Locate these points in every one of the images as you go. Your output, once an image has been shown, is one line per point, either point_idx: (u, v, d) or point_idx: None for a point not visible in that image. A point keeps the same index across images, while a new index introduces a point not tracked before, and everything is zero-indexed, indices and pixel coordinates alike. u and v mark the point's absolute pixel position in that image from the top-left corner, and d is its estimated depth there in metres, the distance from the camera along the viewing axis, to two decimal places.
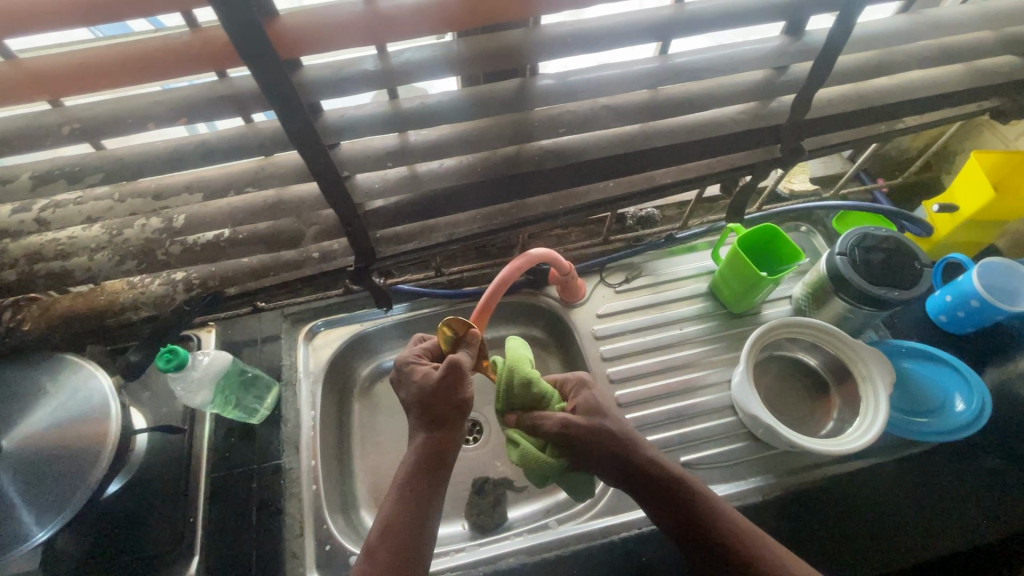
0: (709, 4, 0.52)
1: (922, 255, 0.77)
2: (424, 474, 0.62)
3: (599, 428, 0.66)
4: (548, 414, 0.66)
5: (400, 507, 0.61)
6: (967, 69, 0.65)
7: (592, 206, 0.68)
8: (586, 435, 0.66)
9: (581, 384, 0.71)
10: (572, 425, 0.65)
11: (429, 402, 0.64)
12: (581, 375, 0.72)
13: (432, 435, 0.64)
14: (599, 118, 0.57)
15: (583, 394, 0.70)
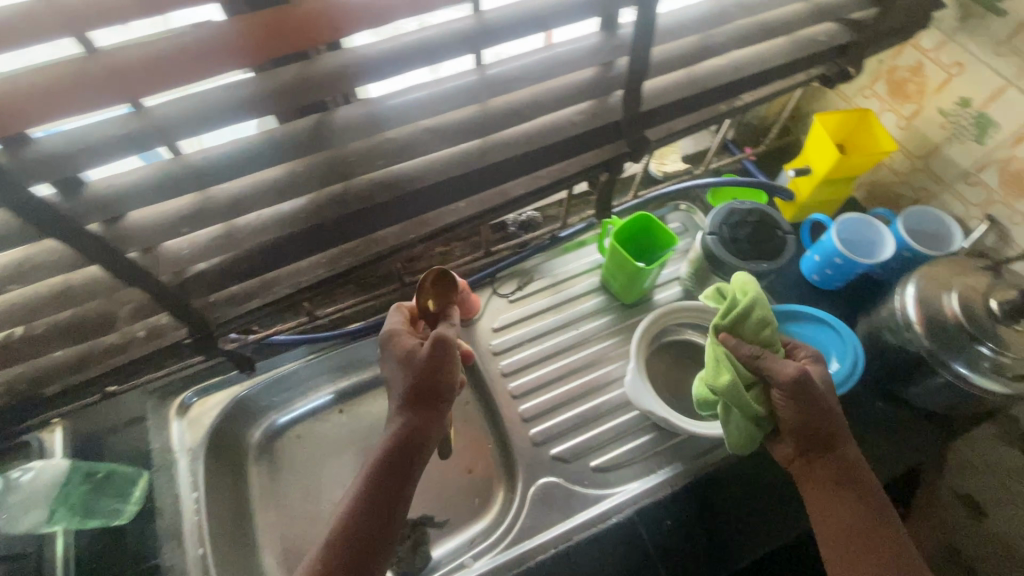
0: (509, 10, 0.48)
1: (784, 222, 0.80)
2: (382, 474, 0.62)
3: (836, 400, 0.67)
4: (782, 362, 0.64)
5: (389, 476, 0.62)
6: (790, 41, 0.66)
7: (446, 230, 0.64)
8: (826, 407, 0.65)
9: (817, 359, 0.70)
10: (806, 389, 0.63)
11: (419, 375, 0.64)
12: (818, 351, 0.70)
13: (421, 407, 0.65)
14: (422, 143, 0.53)
15: (817, 366, 0.68)
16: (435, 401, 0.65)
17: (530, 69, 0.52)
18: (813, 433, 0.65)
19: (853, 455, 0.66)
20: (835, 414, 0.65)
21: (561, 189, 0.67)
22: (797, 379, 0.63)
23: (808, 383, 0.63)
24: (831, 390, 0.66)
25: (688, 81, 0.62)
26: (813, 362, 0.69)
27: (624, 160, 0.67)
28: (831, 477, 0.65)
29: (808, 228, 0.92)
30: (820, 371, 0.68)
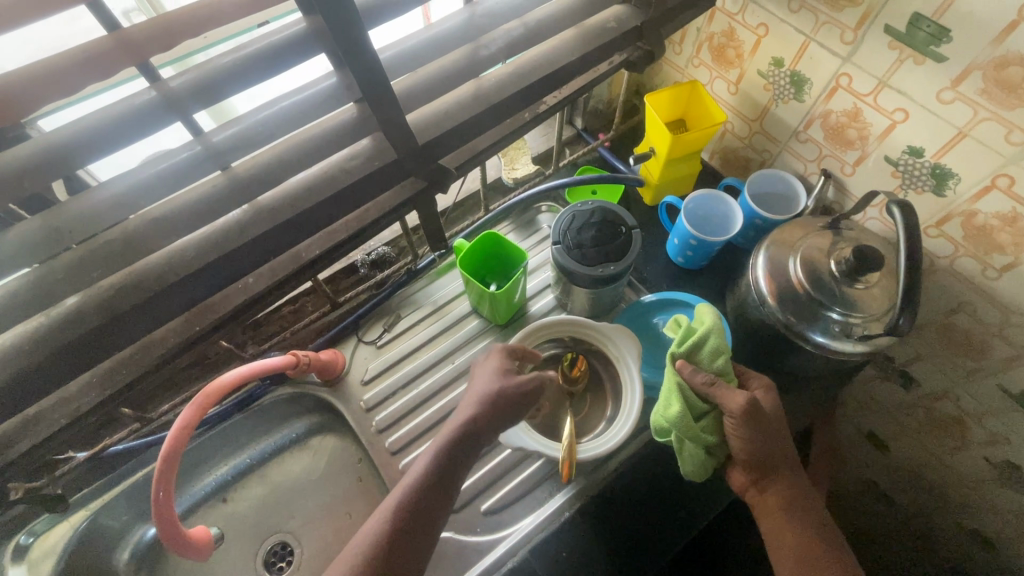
0: (199, 72, 0.41)
1: (628, 216, 0.76)
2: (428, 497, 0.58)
3: (782, 427, 0.67)
4: (731, 392, 0.63)
5: (427, 494, 0.58)
6: (578, 33, 0.62)
7: (238, 312, 0.57)
8: (775, 435, 0.65)
9: (767, 387, 0.69)
10: (755, 417, 0.63)
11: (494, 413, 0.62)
12: (768, 380, 0.70)
13: (457, 452, 0.60)
14: (151, 236, 0.45)
15: (766, 394, 0.68)
16: (506, 419, 0.62)
17: (246, 136, 0.45)
18: (761, 462, 0.65)
19: (798, 478, 0.68)
20: (782, 441, 0.66)
21: (370, 236, 0.61)
22: (748, 408, 0.62)
23: (760, 408, 0.63)
24: (775, 419, 0.66)
25: (470, 98, 0.57)
26: (765, 391, 0.69)
27: (430, 192, 0.61)
28: (782, 504, 0.66)
29: (666, 209, 0.89)
30: (773, 399, 0.68)
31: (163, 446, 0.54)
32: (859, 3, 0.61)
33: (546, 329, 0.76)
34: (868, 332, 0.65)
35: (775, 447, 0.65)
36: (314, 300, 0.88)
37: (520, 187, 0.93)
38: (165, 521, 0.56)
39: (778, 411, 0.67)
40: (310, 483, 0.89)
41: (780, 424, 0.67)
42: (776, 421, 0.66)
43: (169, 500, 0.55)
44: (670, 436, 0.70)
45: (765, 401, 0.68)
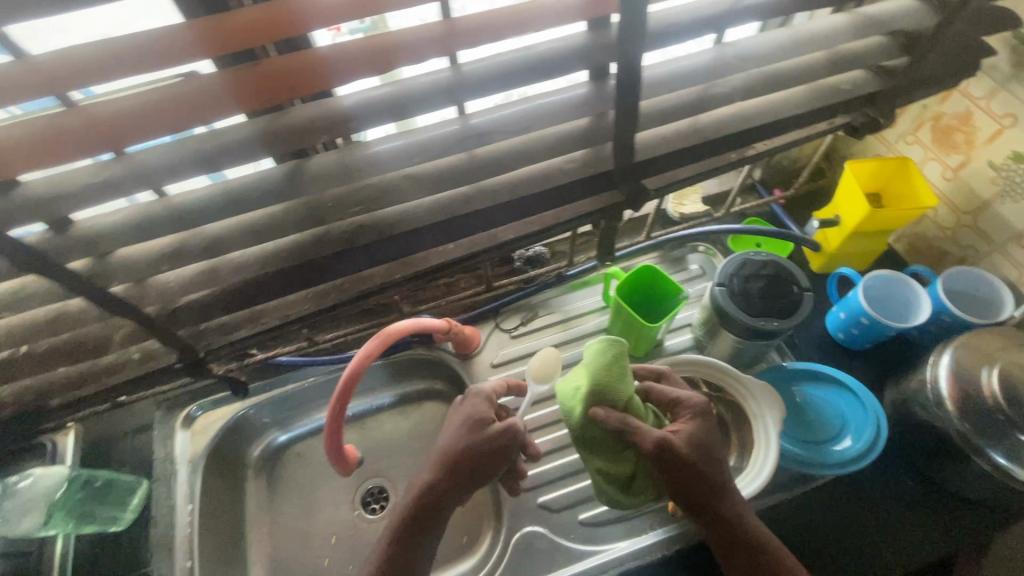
0: (490, 63, 0.48)
1: (802, 277, 0.74)
2: (418, 521, 0.62)
3: (715, 456, 0.61)
4: (643, 430, 0.59)
5: (427, 505, 0.62)
6: (811, 89, 0.62)
7: (433, 271, 0.64)
8: (700, 474, 0.60)
9: (698, 413, 0.63)
10: (675, 457, 0.59)
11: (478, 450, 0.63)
12: (701, 406, 0.63)
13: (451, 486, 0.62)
14: (403, 189, 0.53)
15: (697, 424, 0.62)
16: (489, 464, 0.63)
17: (505, 123, 0.52)
18: (701, 489, 0.60)
19: (742, 519, 0.62)
20: (714, 475, 0.61)
21: (557, 234, 0.65)
22: (656, 451, 0.58)
23: (690, 442, 0.60)
24: (692, 457, 0.60)
25: (691, 131, 0.59)
26: (689, 417, 0.63)
27: (622, 208, 0.65)
28: (722, 537, 0.62)
29: (836, 281, 0.85)
30: (702, 425, 0.62)
31: (346, 369, 0.63)
32: None
33: (684, 367, 0.77)
34: None
35: (704, 478, 0.60)
36: (467, 279, 0.94)
37: (685, 222, 0.93)
38: (332, 436, 0.65)
39: (709, 440, 0.61)
40: (416, 442, 0.97)
41: (721, 464, 0.62)
42: (712, 454, 0.61)
43: (339, 418, 0.64)
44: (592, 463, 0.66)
45: (685, 432, 0.61)
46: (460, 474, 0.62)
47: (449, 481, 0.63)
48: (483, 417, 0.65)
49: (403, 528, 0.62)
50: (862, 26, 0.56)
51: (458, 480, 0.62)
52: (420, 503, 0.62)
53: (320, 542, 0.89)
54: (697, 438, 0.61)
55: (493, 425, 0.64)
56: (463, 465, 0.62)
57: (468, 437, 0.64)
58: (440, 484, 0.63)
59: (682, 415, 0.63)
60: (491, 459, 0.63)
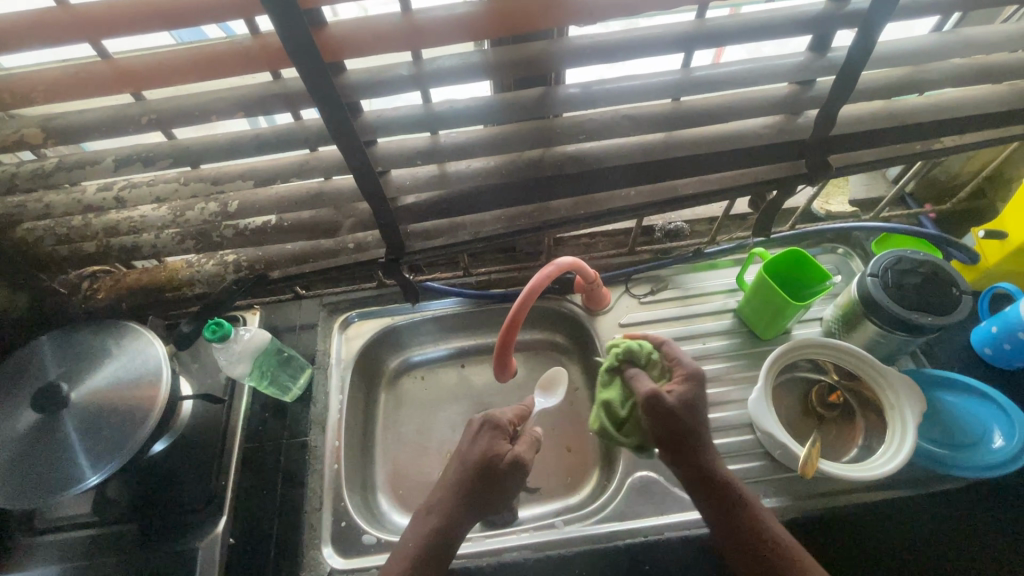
0: (729, 19, 0.54)
1: (961, 280, 0.75)
2: (447, 530, 0.67)
3: (701, 415, 0.66)
4: (642, 381, 0.67)
5: (451, 525, 0.68)
6: (1011, 89, 0.64)
7: (612, 212, 0.71)
8: (683, 421, 0.65)
9: (688, 374, 0.68)
10: (660, 405, 0.64)
11: (492, 472, 0.70)
12: (694, 369, 0.68)
13: (472, 509, 0.69)
14: (619, 126, 0.61)
15: (687, 385, 0.67)
16: (503, 485, 0.70)
17: (720, 79, 0.58)
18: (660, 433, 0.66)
19: (729, 480, 0.65)
20: (694, 431, 0.65)
21: (731, 197, 0.70)
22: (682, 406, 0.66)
23: (678, 397, 0.66)
24: (681, 411, 0.65)
25: (884, 113, 0.63)
26: (681, 380, 0.68)
27: (798, 180, 0.69)
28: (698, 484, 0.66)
29: (989, 295, 0.84)
30: (691, 388, 0.67)
31: (530, 282, 0.70)
32: None
33: (819, 349, 0.79)
34: None
35: (697, 423, 0.66)
36: (605, 242, 1.01)
37: (830, 220, 0.95)
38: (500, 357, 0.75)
39: (698, 402, 0.66)
40: (530, 387, 1.02)
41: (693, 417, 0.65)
42: (697, 411, 0.66)
43: (513, 327, 0.72)
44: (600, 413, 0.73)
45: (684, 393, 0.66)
46: (480, 492, 0.69)
47: (466, 507, 0.68)
48: (497, 450, 0.71)
49: (434, 540, 0.67)
50: None
51: (481, 503, 0.69)
52: (447, 525, 0.68)
53: (435, 456, 0.95)
54: (685, 396, 0.66)
55: (506, 454, 0.71)
56: (484, 486, 0.69)
57: (488, 461, 0.70)
58: (468, 509, 0.68)
59: (681, 376, 0.68)
60: (506, 481, 0.70)
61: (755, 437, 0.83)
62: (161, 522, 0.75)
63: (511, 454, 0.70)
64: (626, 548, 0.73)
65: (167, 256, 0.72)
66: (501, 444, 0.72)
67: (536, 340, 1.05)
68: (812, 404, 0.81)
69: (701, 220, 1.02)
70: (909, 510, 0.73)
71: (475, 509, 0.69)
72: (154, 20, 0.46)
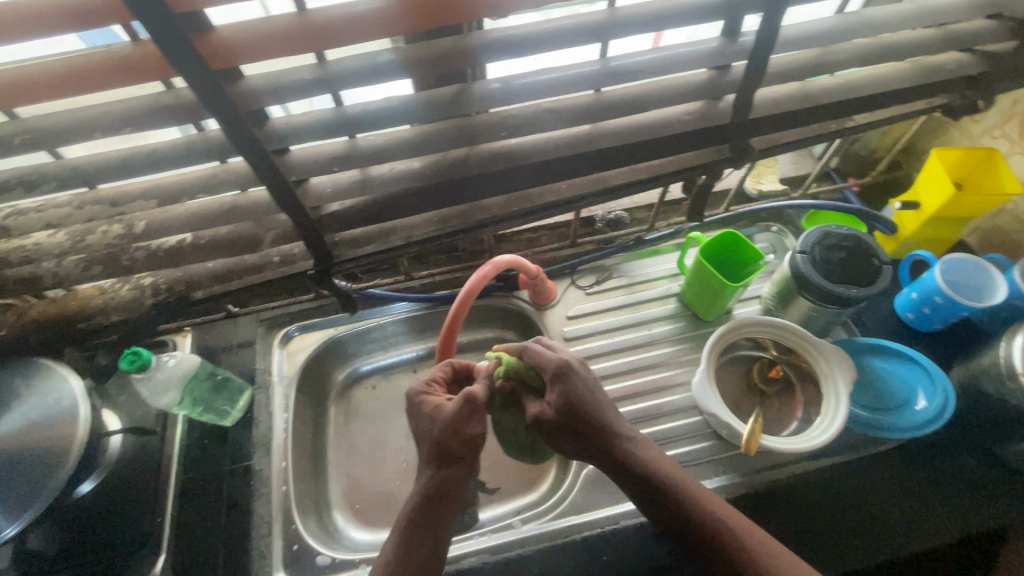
0: (639, 7, 0.54)
1: (883, 252, 0.78)
2: (431, 507, 0.63)
3: (595, 407, 0.64)
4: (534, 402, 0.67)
5: (437, 489, 0.64)
6: (916, 65, 0.66)
7: (544, 207, 0.70)
8: (587, 430, 0.63)
9: (554, 375, 0.65)
10: (557, 421, 0.64)
11: (450, 426, 0.64)
12: (557, 363, 0.65)
13: (445, 473, 0.64)
14: (541, 120, 0.59)
15: (557, 388, 0.64)
16: (471, 429, 0.64)
17: (636, 67, 0.57)
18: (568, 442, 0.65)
19: (654, 473, 0.61)
20: (600, 430, 0.63)
21: (660, 185, 0.71)
22: (560, 409, 0.64)
23: (556, 407, 0.64)
24: (564, 421, 0.64)
25: (799, 95, 0.65)
26: (553, 382, 0.65)
27: (724, 165, 0.70)
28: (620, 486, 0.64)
29: (909, 264, 0.88)
30: (560, 390, 0.64)
31: (466, 284, 0.69)
32: None
33: (757, 327, 0.81)
34: None
35: (600, 427, 0.63)
36: (548, 236, 1.00)
37: (762, 199, 0.98)
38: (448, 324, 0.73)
39: (572, 401, 0.63)
40: None
41: (579, 417, 0.63)
42: (586, 413, 0.63)
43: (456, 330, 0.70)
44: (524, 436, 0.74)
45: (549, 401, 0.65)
46: (446, 445, 0.63)
47: (443, 464, 0.64)
48: (437, 403, 0.66)
49: (424, 491, 0.63)
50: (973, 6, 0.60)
51: (449, 437, 0.63)
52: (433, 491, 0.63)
53: (391, 466, 0.93)
54: (562, 402, 0.64)
55: (451, 403, 0.65)
56: (448, 438, 0.63)
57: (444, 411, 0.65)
58: (441, 471, 0.64)
59: (552, 376, 0.65)
60: (470, 425, 0.64)
61: (703, 418, 0.85)
62: (93, 568, 0.71)
63: (451, 403, 0.65)
64: (584, 541, 0.73)
65: (72, 285, 0.67)
66: (438, 399, 0.67)
67: (487, 338, 1.04)
68: (754, 380, 0.83)
69: (640, 207, 1.02)
70: (848, 474, 0.76)
71: (443, 447, 0.63)
72: (11, 30, 0.42)
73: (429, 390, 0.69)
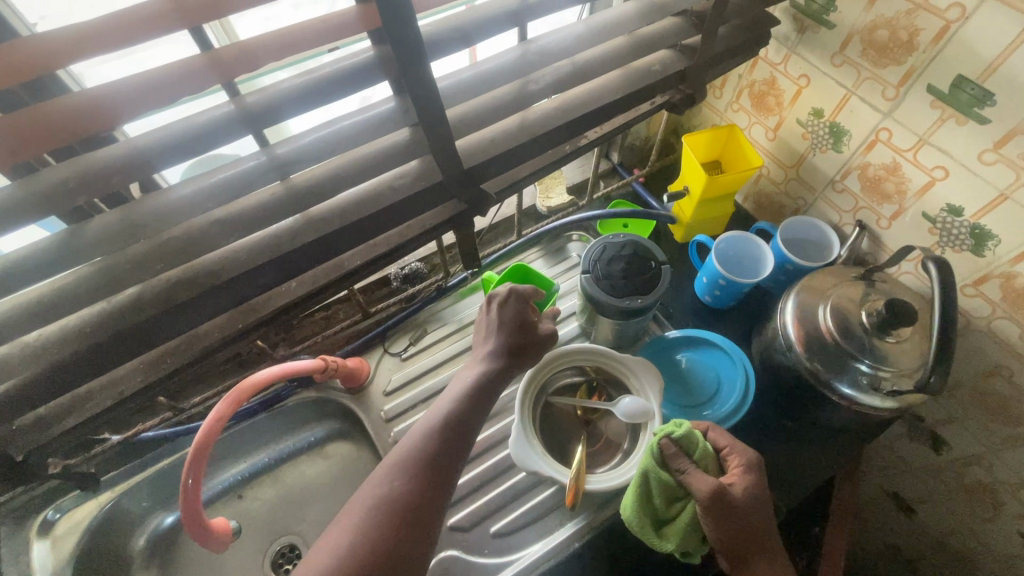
0: (272, 89, 0.45)
1: (659, 251, 0.78)
2: (461, 420, 0.61)
3: (764, 505, 0.59)
4: (699, 478, 0.57)
5: (471, 408, 0.62)
6: (624, 74, 0.65)
7: (281, 313, 0.60)
8: (743, 521, 0.57)
9: (748, 466, 0.60)
10: (729, 508, 0.56)
11: (526, 342, 0.68)
12: (751, 456, 0.61)
13: (496, 372, 0.65)
14: (212, 236, 0.49)
15: (747, 476, 0.59)
16: (530, 356, 0.69)
17: (308, 150, 0.49)
18: (732, 537, 0.57)
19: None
20: (760, 526, 0.58)
21: (409, 252, 0.63)
22: (747, 498, 0.57)
23: (743, 494, 0.58)
24: (747, 509, 0.57)
25: (518, 128, 0.60)
26: (743, 470, 0.59)
27: (468, 214, 0.64)
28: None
29: (696, 247, 0.90)
30: (751, 480, 0.59)
31: (196, 437, 0.56)
32: (903, 61, 0.62)
33: (568, 357, 0.77)
34: (897, 388, 0.64)
35: (752, 527, 0.57)
36: (345, 309, 0.90)
37: (553, 215, 0.95)
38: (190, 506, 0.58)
39: (760, 492, 0.58)
40: (320, 492, 0.90)
41: (756, 512, 0.58)
42: (757, 508, 0.58)
43: (197, 489, 0.57)
44: (642, 522, 0.62)
45: (741, 484, 0.58)
46: (523, 347, 0.68)
47: (496, 369, 0.65)
48: (528, 318, 0.69)
49: (469, 395, 0.62)
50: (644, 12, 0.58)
51: (507, 361, 0.67)
52: (490, 382, 0.64)
53: None
54: (749, 490, 0.58)
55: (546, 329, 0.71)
56: (514, 360, 0.67)
57: (509, 326, 0.69)
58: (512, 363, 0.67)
59: (738, 465, 0.60)
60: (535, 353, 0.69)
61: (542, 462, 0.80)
62: None
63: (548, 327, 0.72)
64: None
65: None
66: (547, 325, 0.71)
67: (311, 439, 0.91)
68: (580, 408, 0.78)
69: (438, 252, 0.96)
70: None
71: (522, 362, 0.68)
72: None
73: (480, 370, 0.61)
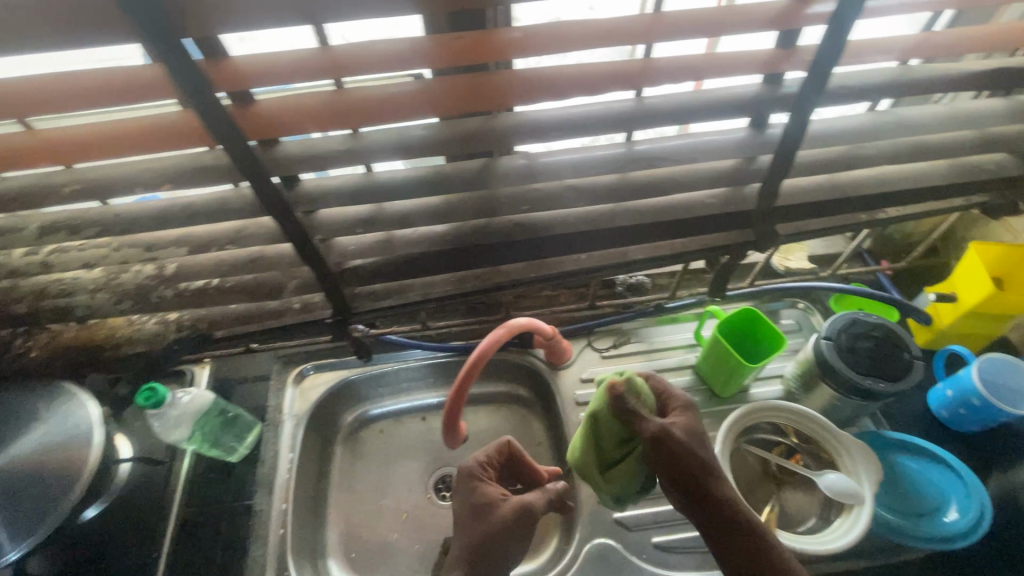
0: (668, 98, 0.54)
1: (913, 345, 0.75)
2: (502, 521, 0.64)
3: (707, 451, 0.61)
4: (646, 417, 0.61)
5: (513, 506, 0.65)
6: (952, 165, 0.65)
7: (564, 275, 0.70)
8: (690, 459, 0.59)
9: (684, 407, 0.65)
10: (676, 445, 0.59)
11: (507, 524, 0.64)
12: (689, 400, 0.66)
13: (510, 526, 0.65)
14: (564, 197, 0.60)
15: (686, 416, 0.64)
16: (520, 531, 0.65)
17: (669, 152, 0.58)
18: (685, 472, 0.59)
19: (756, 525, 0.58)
20: (705, 469, 0.59)
21: (682, 262, 0.70)
22: (689, 434, 0.61)
23: (681, 429, 0.62)
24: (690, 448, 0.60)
25: (829, 185, 0.64)
26: (681, 411, 0.65)
27: (748, 246, 0.68)
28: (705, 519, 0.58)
29: (944, 359, 0.85)
30: (688, 424, 0.62)
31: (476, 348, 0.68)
32: None
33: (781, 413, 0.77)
34: None
35: (704, 467, 0.59)
36: (568, 295, 1.00)
37: (789, 276, 0.95)
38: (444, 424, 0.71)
39: (703, 442, 0.61)
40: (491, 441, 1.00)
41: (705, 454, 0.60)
42: (701, 454, 0.60)
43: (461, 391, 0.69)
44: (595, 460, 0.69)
45: (681, 422, 0.62)
46: (513, 531, 0.64)
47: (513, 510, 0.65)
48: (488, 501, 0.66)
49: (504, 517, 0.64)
50: (1009, 112, 0.59)
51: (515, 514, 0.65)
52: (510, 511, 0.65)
53: (390, 516, 0.91)
54: (688, 427, 0.62)
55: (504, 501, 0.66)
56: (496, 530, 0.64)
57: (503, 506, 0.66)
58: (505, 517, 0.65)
59: (676, 407, 0.65)
60: (519, 534, 0.65)
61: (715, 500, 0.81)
62: None
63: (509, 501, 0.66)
64: None
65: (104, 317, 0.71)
66: (494, 490, 0.67)
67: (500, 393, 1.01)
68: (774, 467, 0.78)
69: (663, 274, 1.02)
70: None
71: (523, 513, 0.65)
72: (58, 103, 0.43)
73: (482, 479, 0.69)
